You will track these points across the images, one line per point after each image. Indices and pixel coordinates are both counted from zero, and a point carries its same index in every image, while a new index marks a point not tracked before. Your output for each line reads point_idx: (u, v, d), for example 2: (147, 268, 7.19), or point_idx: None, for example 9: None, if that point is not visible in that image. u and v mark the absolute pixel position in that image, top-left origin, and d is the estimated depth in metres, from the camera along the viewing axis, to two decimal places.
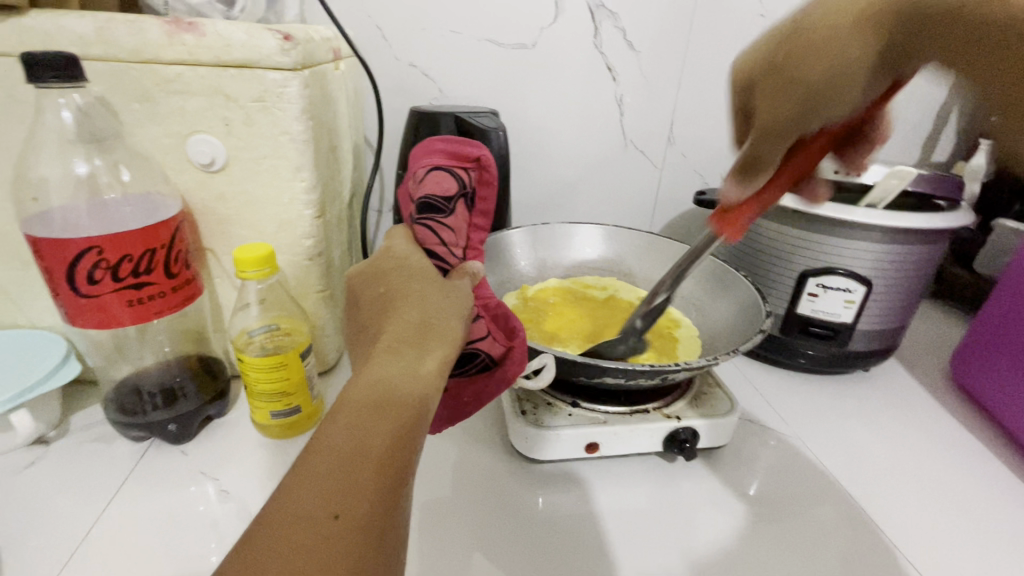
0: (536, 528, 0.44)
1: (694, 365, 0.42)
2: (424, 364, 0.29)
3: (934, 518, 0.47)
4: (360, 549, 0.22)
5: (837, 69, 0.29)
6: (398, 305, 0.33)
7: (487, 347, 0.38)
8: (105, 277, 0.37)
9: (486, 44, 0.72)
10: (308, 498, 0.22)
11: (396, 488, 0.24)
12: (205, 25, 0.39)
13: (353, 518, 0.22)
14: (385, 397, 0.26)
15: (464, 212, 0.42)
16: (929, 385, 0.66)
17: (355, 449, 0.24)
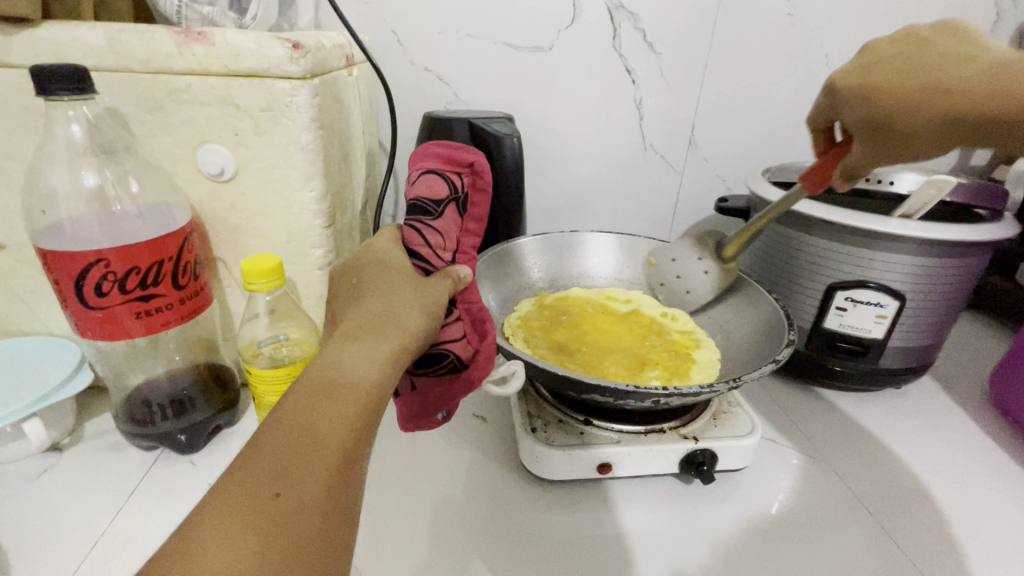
0: (546, 550, 0.42)
1: (687, 392, 0.38)
2: (380, 351, 0.27)
3: (974, 551, 0.44)
4: (302, 527, 0.21)
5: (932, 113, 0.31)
6: (361, 293, 0.31)
7: (457, 350, 0.34)
8: (114, 289, 0.37)
9: (503, 47, 0.71)
10: (250, 479, 0.22)
11: (346, 469, 0.23)
12: (214, 34, 0.38)
13: (295, 497, 0.22)
14: (336, 381, 0.25)
15: (455, 216, 0.38)
16: (966, 404, 0.62)
17: (303, 431, 0.23)
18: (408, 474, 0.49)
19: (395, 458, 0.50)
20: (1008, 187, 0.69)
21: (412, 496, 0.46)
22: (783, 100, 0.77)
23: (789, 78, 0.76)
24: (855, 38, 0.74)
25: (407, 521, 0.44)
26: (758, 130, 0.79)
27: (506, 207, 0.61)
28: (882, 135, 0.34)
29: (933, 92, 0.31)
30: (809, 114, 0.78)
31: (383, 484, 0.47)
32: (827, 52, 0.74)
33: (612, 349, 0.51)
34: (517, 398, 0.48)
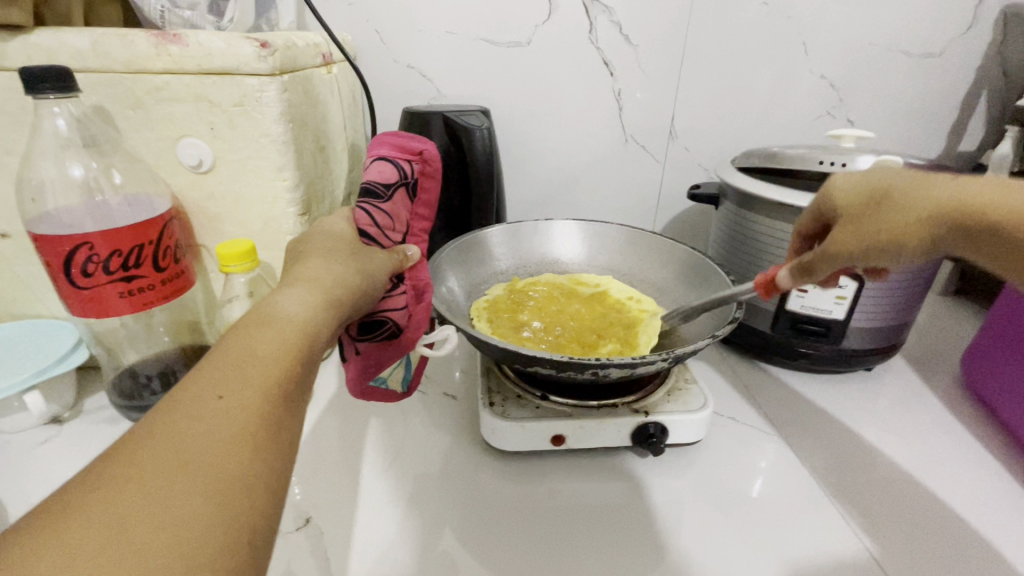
0: (501, 516, 0.45)
1: (625, 362, 0.40)
2: (314, 296, 0.31)
3: (924, 527, 0.44)
4: (244, 421, 0.24)
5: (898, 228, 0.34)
6: (301, 258, 0.35)
7: (395, 317, 0.39)
8: (98, 271, 0.41)
9: (482, 43, 0.73)
10: (196, 388, 0.24)
11: (286, 381, 0.27)
12: (188, 36, 0.42)
13: (237, 398, 0.24)
14: (277, 316, 0.29)
15: (405, 200, 0.41)
16: (939, 388, 0.62)
17: (245, 352, 0.27)
18: (378, 449, 0.51)
19: (369, 433, 0.53)
20: (988, 170, 0.69)
21: (379, 468, 0.49)
22: (762, 89, 0.78)
23: (768, 68, 0.76)
24: (833, 26, 0.74)
25: (370, 491, 0.46)
26: (738, 120, 0.80)
27: (480, 196, 0.63)
28: (859, 228, 0.35)
29: (924, 198, 0.33)
30: (790, 103, 0.79)
31: (353, 457, 0.50)
32: (805, 40, 0.75)
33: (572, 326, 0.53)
34: (480, 376, 0.50)
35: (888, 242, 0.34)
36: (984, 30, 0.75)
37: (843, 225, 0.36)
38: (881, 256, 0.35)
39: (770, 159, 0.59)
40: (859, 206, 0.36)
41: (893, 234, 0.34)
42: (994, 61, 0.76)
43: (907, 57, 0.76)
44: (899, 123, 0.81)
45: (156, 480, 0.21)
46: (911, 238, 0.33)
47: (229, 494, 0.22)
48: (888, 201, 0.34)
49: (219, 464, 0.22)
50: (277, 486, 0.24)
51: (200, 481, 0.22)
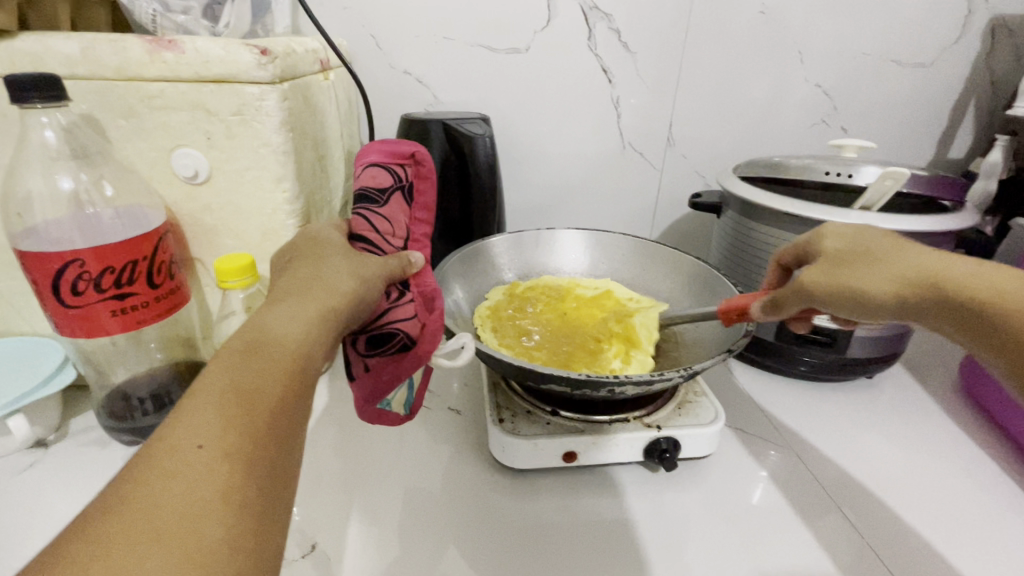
0: (514, 536, 0.43)
1: (639, 379, 0.39)
2: (306, 313, 0.29)
3: (935, 536, 0.44)
4: (226, 474, 0.22)
5: (878, 290, 0.35)
6: (292, 269, 0.33)
7: (406, 328, 0.37)
8: (89, 288, 0.39)
9: (480, 49, 0.72)
10: (172, 435, 0.22)
11: (275, 419, 0.24)
12: (184, 42, 0.40)
13: (219, 446, 0.22)
14: (263, 343, 0.27)
15: (402, 204, 0.39)
16: (938, 395, 0.63)
17: (228, 389, 0.24)
18: (382, 466, 0.50)
19: (372, 450, 0.52)
20: (979, 178, 0.70)
21: (385, 486, 0.48)
22: (759, 97, 0.78)
23: (764, 75, 0.77)
24: (827, 34, 0.75)
25: (374, 512, 0.45)
26: (735, 128, 0.80)
27: (481, 205, 0.62)
28: (837, 277, 0.38)
29: (913, 267, 0.34)
30: (785, 110, 0.79)
31: (357, 476, 0.49)
32: (800, 49, 0.75)
33: (577, 335, 0.52)
34: (488, 391, 0.49)
35: (864, 298, 0.36)
36: (973, 40, 0.76)
37: (822, 271, 0.39)
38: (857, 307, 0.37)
39: (774, 168, 0.59)
40: (831, 264, 0.38)
41: (868, 290, 0.36)
42: (982, 71, 0.78)
43: (899, 66, 0.77)
44: (891, 131, 0.82)
45: (127, 554, 0.19)
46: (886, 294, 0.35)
47: (212, 561, 0.20)
48: (869, 256, 0.37)
49: (198, 528, 0.20)
50: (268, 542, 0.22)
51: (178, 551, 0.19)
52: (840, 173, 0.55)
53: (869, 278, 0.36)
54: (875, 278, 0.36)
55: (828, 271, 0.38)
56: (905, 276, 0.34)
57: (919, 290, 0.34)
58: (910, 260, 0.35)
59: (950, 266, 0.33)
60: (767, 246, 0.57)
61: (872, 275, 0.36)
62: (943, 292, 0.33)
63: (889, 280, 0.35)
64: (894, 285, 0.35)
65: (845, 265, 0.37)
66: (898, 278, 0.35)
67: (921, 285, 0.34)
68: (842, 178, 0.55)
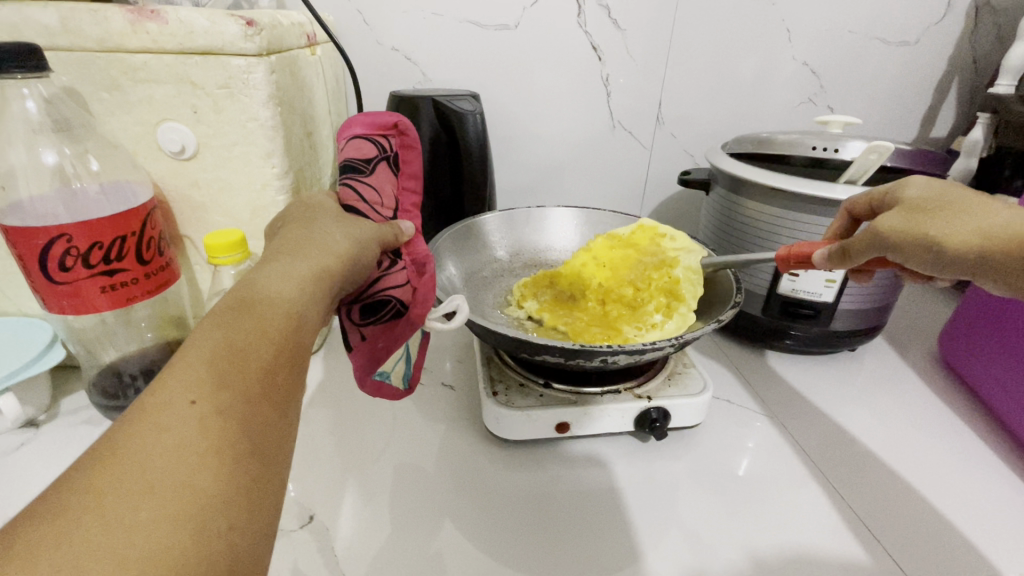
0: (510, 505, 0.44)
1: (632, 349, 0.40)
2: (299, 272, 0.29)
3: (912, 499, 0.46)
4: (221, 431, 0.22)
5: (953, 241, 0.34)
6: (286, 231, 0.33)
7: (399, 294, 0.37)
8: (78, 264, 0.38)
9: (468, 26, 0.72)
10: (165, 389, 0.22)
11: (268, 378, 0.25)
12: (168, 12, 0.39)
13: (212, 401, 0.22)
14: (256, 301, 0.27)
15: (388, 174, 0.39)
16: (918, 367, 0.65)
17: (221, 346, 0.24)
18: (377, 441, 0.50)
19: (367, 426, 0.52)
20: (961, 155, 0.72)
21: (381, 460, 0.48)
22: (747, 76, 0.79)
23: (753, 54, 0.77)
24: (815, 13, 0.75)
25: (371, 484, 0.46)
26: (724, 106, 0.80)
27: (472, 183, 0.62)
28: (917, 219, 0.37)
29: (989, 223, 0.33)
30: (773, 89, 0.80)
31: (353, 451, 0.49)
32: (789, 27, 0.76)
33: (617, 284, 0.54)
34: (481, 365, 0.50)
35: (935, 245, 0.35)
36: (958, 20, 0.77)
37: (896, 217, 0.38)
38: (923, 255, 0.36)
39: (763, 144, 0.61)
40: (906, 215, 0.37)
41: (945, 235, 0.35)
42: (966, 50, 0.79)
43: (885, 45, 0.78)
44: (876, 110, 0.83)
45: (119, 506, 0.19)
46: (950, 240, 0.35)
47: (205, 515, 0.20)
48: (956, 207, 0.35)
49: (193, 482, 0.21)
50: (262, 497, 0.23)
51: (171, 504, 0.20)
52: (826, 148, 0.56)
53: (944, 228, 0.35)
54: (952, 228, 0.35)
55: (902, 221, 0.37)
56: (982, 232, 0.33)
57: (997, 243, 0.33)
58: (990, 215, 0.34)
59: None
60: (755, 222, 0.57)
61: (947, 225, 0.35)
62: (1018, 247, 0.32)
63: (967, 231, 0.34)
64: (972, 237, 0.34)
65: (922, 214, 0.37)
66: (975, 230, 0.34)
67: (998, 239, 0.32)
68: (828, 153, 0.56)
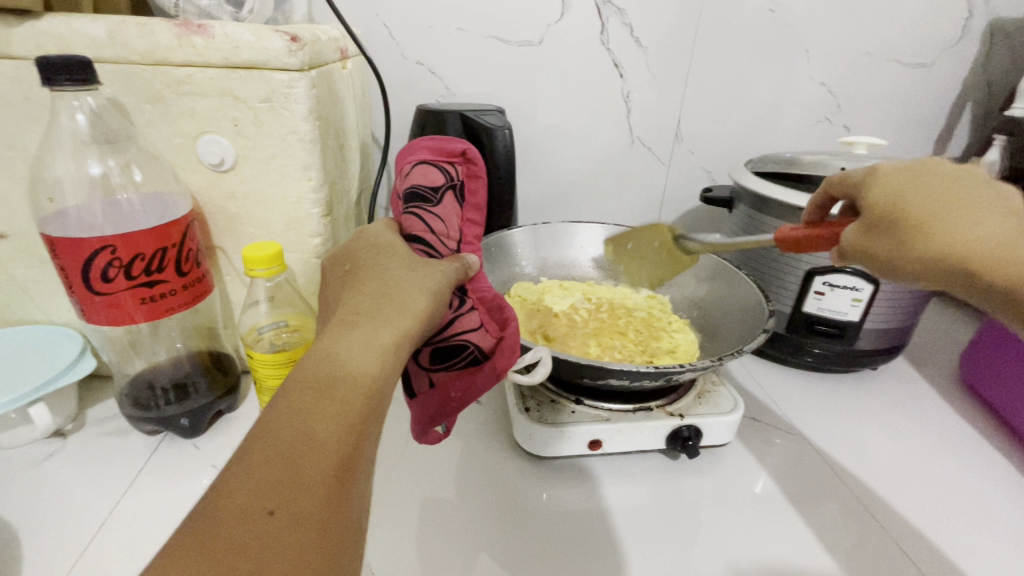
0: (541, 522, 0.44)
1: (699, 366, 0.41)
2: (379, 341, 0.27)
3: (941, 521, 0.47)
4: (300, 544, 0.21)
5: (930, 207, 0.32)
6: (357, 282, 0.30)
7: (477, 340, 0.36)
8: (119, 276, 0.38)
9: (493, 41, 0.72)
10: (243, 494, 0.21)
11: (347, 470, 0.23)
12: (213, 26, 0.39)
13: (291, 510, 0.21)
14: (332, 379, 0.25)
15: (454, 203, 0.39)
16: (939, 386, 0.65)
17: (297, 440, 0.23)
18: (406, 455, 0.50)
19: (394, 440, 0.52)
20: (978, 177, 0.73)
21: (411, 474, 0.48)
22: (765, 93, 0.79)
23: (771, 72, 0.78)
24: (833, 34, 0.76)
25: (402, 501, 0.45)
26: (742, 125, 0.81)
27: (497, 198, 0.62)
28: (948, 188, 0.31)
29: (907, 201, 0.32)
30: (790, 107, 0.81)
31: (382, 465, 0.49)
32: (807, 48, 0.77)
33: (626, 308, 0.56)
34: (512, 380, 0.50)
35: (974, 268, 0.30)
36: (973, 42, 0.78)
37: (941, 183, 0.32)
38: (945, 220, 0.31)
39: (788, 164, 0.61)
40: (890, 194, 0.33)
41: (968, 241, 0.30)
42: (981, 72, 0.80)
43: (901, 66, 0.79)
44: (891, 129, 0.84)
45: None
46: (984, 261, 0.30)
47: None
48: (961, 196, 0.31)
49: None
50: None
51: None
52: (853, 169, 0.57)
53: (908, 244, 0.32)
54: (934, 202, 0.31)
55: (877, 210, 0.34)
56: (951, 221, 0.31)
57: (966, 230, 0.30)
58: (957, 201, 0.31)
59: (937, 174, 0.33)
60: None
61: (922, 228, 0.31)
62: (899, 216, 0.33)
63: (950, 209, 0.31)
64: (937, 218, 0.31)
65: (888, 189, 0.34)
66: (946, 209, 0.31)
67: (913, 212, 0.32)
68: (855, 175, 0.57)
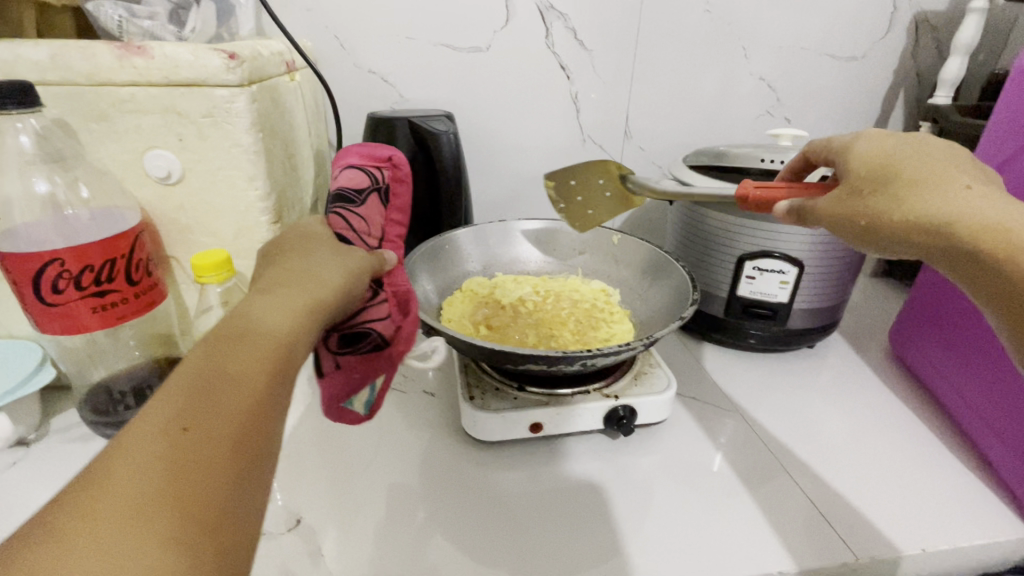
0: (489, 504, 0.47)
1: (610, 350, 0.44)
2: (294, 304, 0.30)
3: (864, 484, 0.50)
4: (213, 456, 0.22)
5: (928, 171, 0.32)
6: (279, 258, 0.33)
7: (380, 328, 0.40)
8: (70, 287, 0.40)
9: (442, 48, 0.75)
10: (159, 416, 0.23)
11: (261, 406, 0.25)
12: (153, 48, 0.42)
13: (205, 429, 0.23)
14: (250, 333, 0.27)
15: (379, 205, 0.42)
16: (874, 362, 0.69)
17: (215, 375, 0.25)
18: (363, 448, 0.53)
19: (353, 435, 0.55)
20: None
21: (365, 467, 0.50)
22: (708, 89, 0.83)
23: (713, 70, 0.82)
24: (768, 31, 0.80)
25: (357, 490, 0.48)
26: (688, 120, 0.85)
27: (447, 199, 0.65)
28: (935, 154, 0.32)
29: (892, 166, 0.33)
30: (733, 102, 0.85)
31: (339, 458, 0.51)
32: (745, 45, 0.81)
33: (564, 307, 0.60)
34: (459, 372, 0.53)
35: (974, 236, 0.29)
36: (900, 35, 0.82)
37: (927, 151, 0.33)
38: (937, 182, 0.31)
39: (718, 156, 0.65)
40: (876, 162, 0.34)
41: (964, 204, 0.30)
42: (910, 64, 0.85)
43: (834, 60, 0.83)
44: (830, 120, 0.88)
45: (109, 538, 0.20)
46: (982, 227, 0.29)
47: (188, 542, 0.21)
48: (943, 161, 0.32)
49: (175, 514, 0.21)
50: (248, 523, 0.23)
51: (156, 534, 0.20)
52: (774, 161, 0.60)
53: (905, 205, 0.31)
54: (929, 168, 0.32)
55: (865, 174, 0.34)
56: (957, 187, 0.30)
57: (965, 197, 0.30)
58: (953, 171, 0.31)
59: (916, 141, 0.34)
60: (718, 230, 0.61)
61: (918, 192, 0.31)
62: (888, 180, 0.33)
63: (944, 174, 0.31)
64: (937, 184, 0.31)
65: (879, 156, 0.34)
66: (938, 173, 0.31)
67: (904, 176, 0.32)
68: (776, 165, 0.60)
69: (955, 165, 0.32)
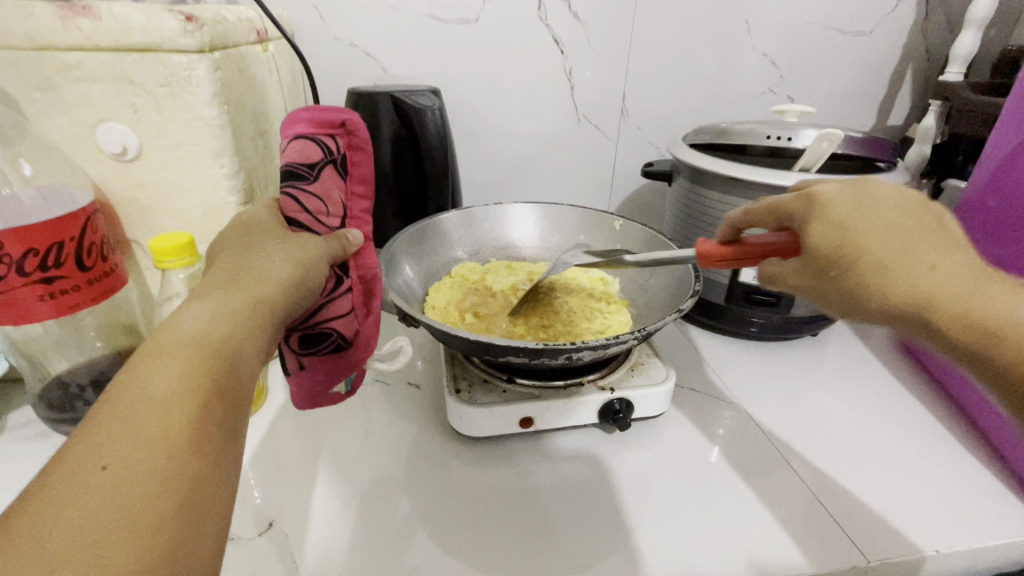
0: (475, 502, 0.44)
1: (596, 344, 0.40)
2: (228, 306, 0.27)
3: (870, 479, 0.48)
4: (140, 489, 0.20)
5: (888, 252, 0.27)
6: (217, 264, 0.31)
7: (340, 328, 0.37)
8: (11, 273, 0.37)
9: (428, 20, 0.71)
10: (74, 455, 0.20)
11: (197, 423, 0.22)
12: (99, 7, 0.38)
13: (128, 462, 0.20)
14: (181, 344, 0.25)
15: (337, 179, 0.38)
16: (879, 350, 0.67)
17: (137, 397, 0.22)
18: (342, 444, 0.50)
19: (332, 429, 0.51)
20: (916, 142, 0.74)
21: (344, 464, 0.47)
22: (708, 66, 0.79)
23: (713, 45, 0.78)
24: (772, 3, 0.76)
25: (335, 488, 0.45)
26: (687, 99, 0.81)
27: (433, 179, 0.61)
28: (894, 225, 0.28)
29: (852, 239, 0.28)
30: (734, 80, 0.81)
31: (316, 455, 0.48)
32: (747, 19, 0.77)
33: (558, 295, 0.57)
34: (444, 364, 0.50)
35: (935, 321, 0.26)
36: (910, 8, 0.79)
37: (894, 216, 0.28)
38: (904, 266, 0.27)
39: (720, 134, 0.61)
40: (835, 233, 0.29)
41: (925, 287, 0.27)
42: (919, 39, 0.81)
43: (840, 35, 0.79)
44: (834, 99, 0.84)
45: None
46: (947, 315, 0.26)
47: None
48: (905, 232, 0.28)
49: (102, 559, 0.18)
50: (196, 551, 0.21)
51: None
52: (781, 137, 0.57)
53: (865, 290, 0.28)
54: (887, 244, 0.27)
55: (828, 245, 0.29)
56: (915, 274, 0.27)
57: (927, 280, 0.27)
58: (918, 251, 0.27)
59: (881, 199, 0.29)
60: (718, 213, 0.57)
61: (881, 276, 0.27)
62: (848, 260, 0.28)
63: (907, 252, 0.27)
64: (902, 271, 0.27)
65: (840, 221, 0.29)
66: (899, 254, 0.27)
67: (864, 251, 0.28)
68: (783, 142, 0.57)
69: (914, 238, 0.28)
